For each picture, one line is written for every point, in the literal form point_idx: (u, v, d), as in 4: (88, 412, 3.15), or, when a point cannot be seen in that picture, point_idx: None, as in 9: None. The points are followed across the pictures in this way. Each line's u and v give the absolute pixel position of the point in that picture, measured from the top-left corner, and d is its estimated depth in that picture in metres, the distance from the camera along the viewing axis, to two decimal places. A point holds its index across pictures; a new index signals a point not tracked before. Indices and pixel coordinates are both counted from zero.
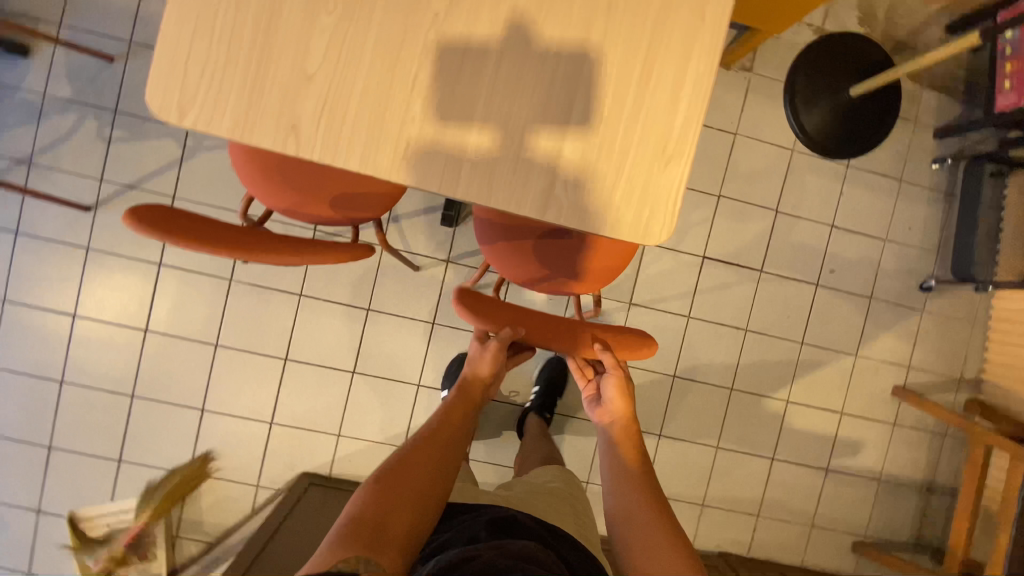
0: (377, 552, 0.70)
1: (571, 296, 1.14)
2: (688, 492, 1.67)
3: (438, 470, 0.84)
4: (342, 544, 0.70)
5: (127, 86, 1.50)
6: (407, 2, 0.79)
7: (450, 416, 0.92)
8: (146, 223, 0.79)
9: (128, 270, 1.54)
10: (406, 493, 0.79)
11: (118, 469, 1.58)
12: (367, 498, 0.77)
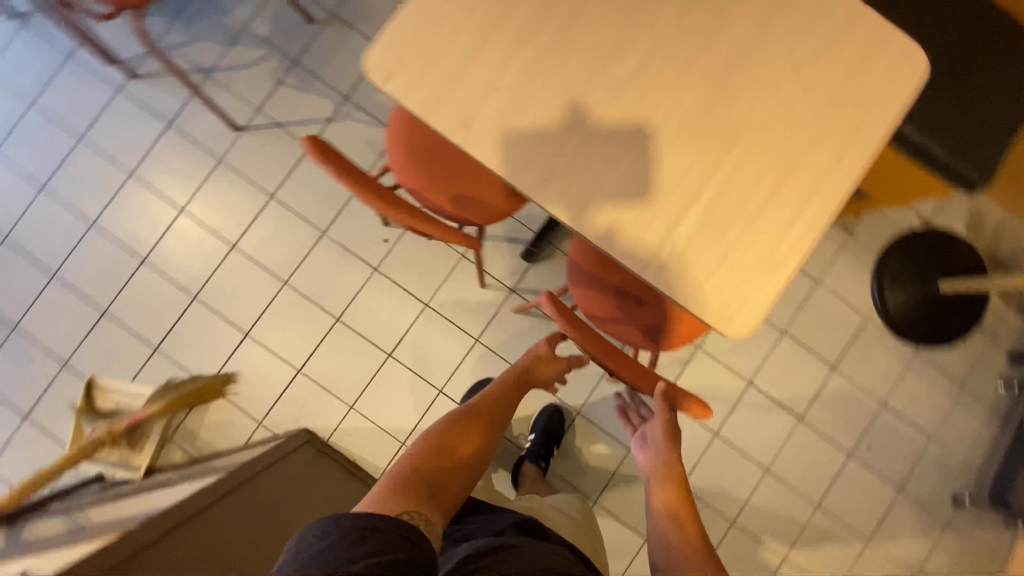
0: (434, 513, 0.77)
1: (635, 346, 1.16)
2: None
3: (486, 442, 0.93)
4: (402, 490, 0.78)
5: (313, 45, 1.72)
6: (598, 60, 0.90)
7: (494, 399, 1.01)
8: (315, 147, 0.93)
9: (244, 190, 1.69)
10: (456, 461, 0.87)
11: (150, 356, 1.66)
12: (422, 456, 0.85)
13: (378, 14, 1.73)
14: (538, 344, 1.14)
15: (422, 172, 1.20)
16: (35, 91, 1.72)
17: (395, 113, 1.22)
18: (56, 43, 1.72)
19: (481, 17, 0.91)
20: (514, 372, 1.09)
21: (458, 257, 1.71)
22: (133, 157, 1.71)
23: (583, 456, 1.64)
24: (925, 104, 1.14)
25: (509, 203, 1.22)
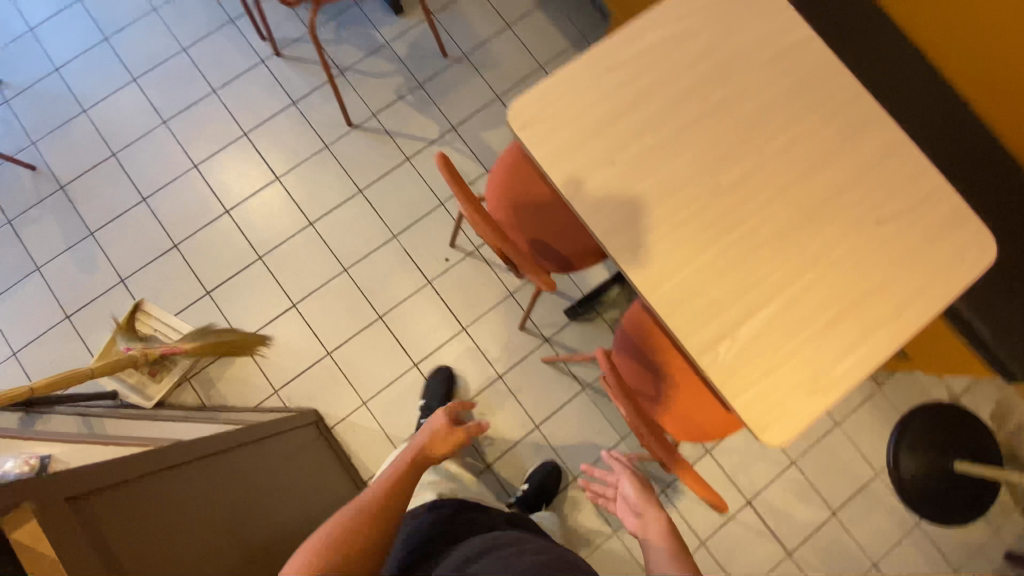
0: None
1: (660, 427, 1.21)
2: None
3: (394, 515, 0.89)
4: None
5: (440, 76, 1.90)
6: (709, 162, 1.00)
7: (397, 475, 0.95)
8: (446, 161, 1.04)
9: (337, 179, 1.83)
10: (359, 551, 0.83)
11: (199, 297, 1.74)
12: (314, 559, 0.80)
13: (504, 66, 1.92)
14: (436, 419, 1.05)
15: (514, 204, 1.30)
16: (189, 41, 1.88)
17: (512, 146, 1.35)
18: (223, 8, 1.89)
19: (620, 98, 1.02)
20: (408, 456, 0.98)
21: (506, 294, 1.79)
22: (251, 121, 1.83)
23: (568, 521, 1.64)
24: (984, 289, 1.22)
25: (581, 260, 1.29)
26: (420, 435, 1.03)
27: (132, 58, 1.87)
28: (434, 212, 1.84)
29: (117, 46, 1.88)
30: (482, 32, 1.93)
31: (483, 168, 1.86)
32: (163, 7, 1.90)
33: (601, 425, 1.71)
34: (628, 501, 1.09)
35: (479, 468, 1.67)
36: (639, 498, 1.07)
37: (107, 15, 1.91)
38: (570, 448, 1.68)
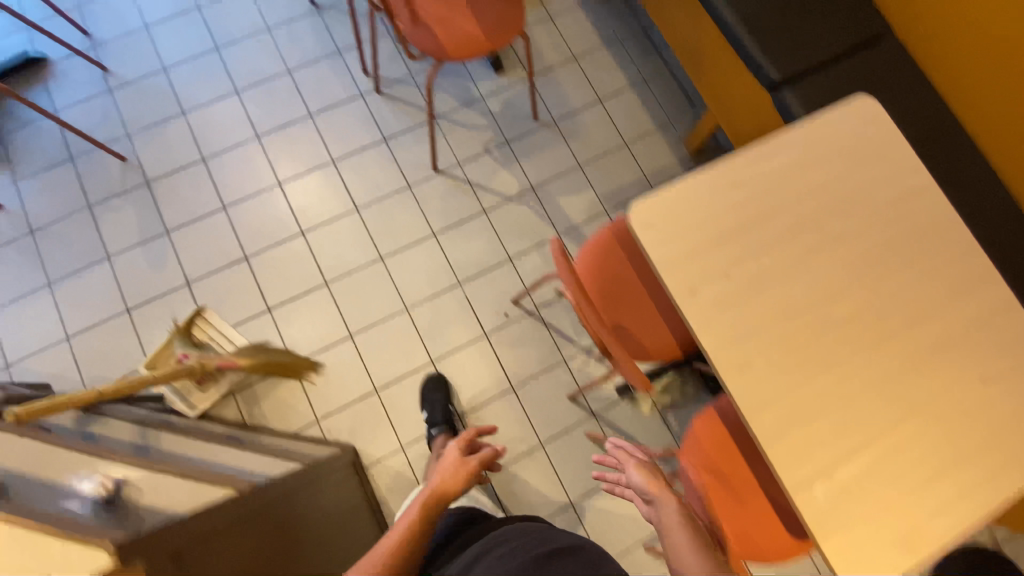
0: None
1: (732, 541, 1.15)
2: None
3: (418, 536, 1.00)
4: None
5: (528, 137, 1.95)
6: (823, 294, 1.01)
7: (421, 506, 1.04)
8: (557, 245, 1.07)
9: (414, 219, 1.86)
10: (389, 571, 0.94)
11: (259, 312, 1.75)
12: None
13: (590, 137, 1.97)
14: (449, 453, 1.16)
15: (608, 272, 1.31)
16: (295, 64, 1.93)
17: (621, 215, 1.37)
18: (334, 39, 1.96)
19: (743, 216, 1.03)
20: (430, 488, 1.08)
21: (560, 360, 1.79)
22: (341, 149, 1.89)
23: None
24: None
25: (659, 351, 1.28)
26: (437, 474, 1.12)
27: (238, 71, 1.91)
28: (501, 266, 1.85)
29: (225, 56, 1.93)
30: (574, 102, 1.99)
31: (556, 231, 1.88)
32: (276, 27, 1.96)
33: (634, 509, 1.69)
34: (636, 487, 1.12)
35: None
36: (647, 483, 1.11)
37: (220, 23, 1.96)
38: (601, 531, 1.65)
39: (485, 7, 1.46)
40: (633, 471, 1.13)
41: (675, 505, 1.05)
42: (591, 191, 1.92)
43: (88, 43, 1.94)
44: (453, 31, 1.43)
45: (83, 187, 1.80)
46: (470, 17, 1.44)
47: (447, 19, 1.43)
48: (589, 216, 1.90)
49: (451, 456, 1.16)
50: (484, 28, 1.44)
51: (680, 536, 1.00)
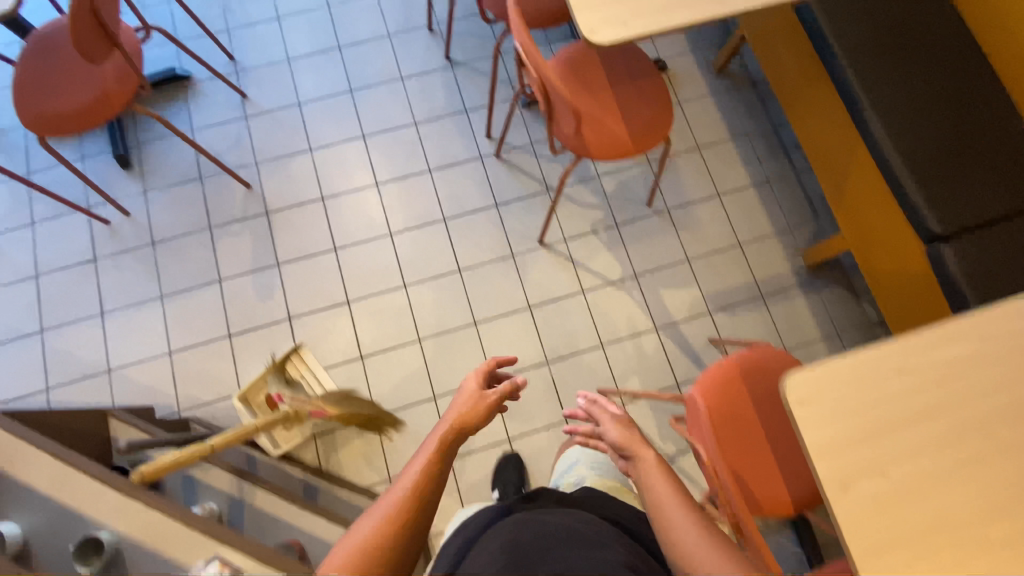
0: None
1: None
2: None
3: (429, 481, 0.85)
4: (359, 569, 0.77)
5: (639, 223, 1.91)
6: (990, 513, 0.92)
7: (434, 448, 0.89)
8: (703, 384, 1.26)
9: (513, 289, 1.85)
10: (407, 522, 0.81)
11: (352, 359, 1.77)
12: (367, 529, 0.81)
13: (704, 232, 1.90)
14: (467, 385, 1.02)
15: (726, 402, 1.25)
16: (422, 118, 1.98)
17: (766, 344, 1.32)
18: (463, 99, 2.00)
19: (905, 408, 0.96)
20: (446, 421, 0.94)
21: None
22: (453, 209, 1.92)
23: None
24: None
25: (767, 504, 1.21)
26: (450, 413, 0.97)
27: (368, 117, 1.97)
28: (592, 352, 1.80)
29: (358, 100, 1.98)
30: (691, 193, 1.94)
31: (654, 325, 1.82)
32: (409, 79, 2.01)
33: None
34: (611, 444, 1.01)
35: None
36: (621, 438, 0.99)
37: (357, 68, 2.02)
38: None
39: (639, 109, 1.45)
40: (608, 425, 1.03)
41: (655, 461, 0.94)
42: (696, 288, 1.85)
43: (231, 68, 2.01)
44: (608, 135, 1.42)
45: (207, 208, 1.87)
46: (624, 120, 1.44)
47: (600, 120, 1.43)
48: (691, 315, 1.83)
49: (468, 398, 0.99)
50: (637, 132, 1.43)
51: (659, 491, 0.90)
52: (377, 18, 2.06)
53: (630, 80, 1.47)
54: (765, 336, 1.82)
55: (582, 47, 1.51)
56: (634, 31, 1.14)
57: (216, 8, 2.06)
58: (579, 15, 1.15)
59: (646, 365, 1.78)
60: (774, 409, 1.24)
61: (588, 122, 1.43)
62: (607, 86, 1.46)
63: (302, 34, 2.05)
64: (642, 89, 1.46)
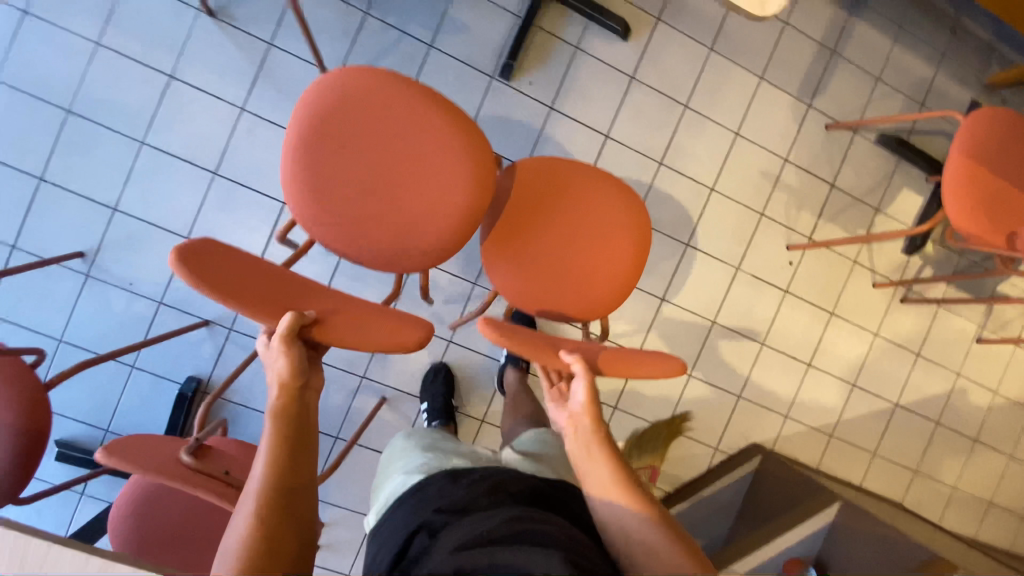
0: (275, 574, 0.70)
1: None
2: (1014, 498, 2.06)
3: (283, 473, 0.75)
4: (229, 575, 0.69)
5: (701, 85, 1.68)
6: None
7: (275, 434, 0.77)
8: (976, 113, 1.36)
9: (663, 243, 1.71)
10: (270, 517, 0.72)
11: (613, 414, 1.74)
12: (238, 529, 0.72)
13: (751, 41, 1.71)
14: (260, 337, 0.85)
15: (966, 177, 1.33)
16: None
17: (970, 118, 1.35)
18: None
19: None
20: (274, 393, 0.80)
21: (851, 263, 1.84)
22: None
23: (963, 405, 1.98)
24: None
25: (994, 235, 1.34)
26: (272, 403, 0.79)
27: None
28: (760, 226, 1.76)
29: None
30: (715, 13, 1.67)
31: (783, 158, 1.76)
32: None
33: (968, 327, 1.94)
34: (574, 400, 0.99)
35: (892, 409, 1.92)
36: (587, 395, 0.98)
37: None
38: (945, 353, 1.93)
39: (614, 215, 1.19)
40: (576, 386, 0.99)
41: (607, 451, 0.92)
42: (786, 96, 1.75)
43: (223, 329, 1.52)
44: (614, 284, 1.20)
45: (374, 448, 1.61)
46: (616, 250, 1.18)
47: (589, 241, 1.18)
48: (799, 121, 1.76)
49: (274, 356, 0.81)
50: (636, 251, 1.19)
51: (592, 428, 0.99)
52: (279, 135, 1.50)
53: (574, 199, 1.18)
54: (860, 82, 1.80)
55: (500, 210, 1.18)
56: None
57: (117, 296, 1.46)
58: None
59: (800, 193, 1.78)
60: (999, 155, 1.33)
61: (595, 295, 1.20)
62: (567, 230, 1.18)
63: (234, 225, 1.50)
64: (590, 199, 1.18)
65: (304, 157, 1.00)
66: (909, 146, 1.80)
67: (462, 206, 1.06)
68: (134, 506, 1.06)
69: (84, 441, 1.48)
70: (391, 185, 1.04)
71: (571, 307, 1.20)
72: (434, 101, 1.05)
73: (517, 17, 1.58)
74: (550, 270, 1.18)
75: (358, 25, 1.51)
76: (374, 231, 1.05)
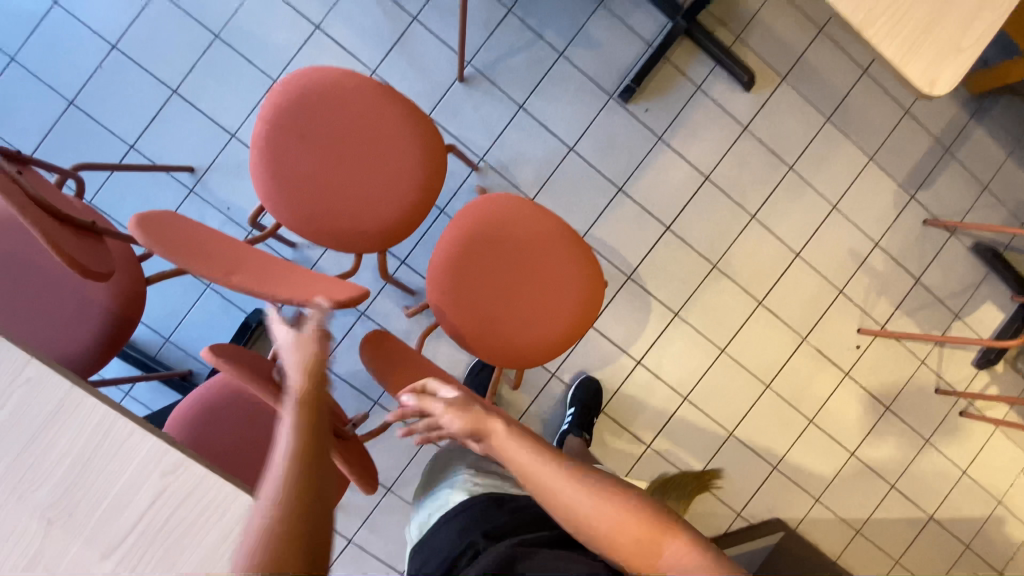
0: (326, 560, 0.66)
1: None
2: None
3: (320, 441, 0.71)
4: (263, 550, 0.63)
5: (810, 151, 1.69)
6: None
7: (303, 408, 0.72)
8: None
9: (736, 295, 1.70)
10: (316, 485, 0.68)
11: (644, 452, 1.72)
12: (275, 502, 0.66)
13: (870, 120, 1.71)
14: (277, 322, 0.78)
15: None
16: (534, 188, 1.62)
17: None
18: (557, 136, 1.61)
19: None
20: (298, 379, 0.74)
21: (918, 362, 1.80)
22: (632, 261, 1.66)
23: (1001, 537, 1.89)
24: None
25: None
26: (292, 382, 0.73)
27: None
28: (836, 302, 1.74)
29: None
30: (840, 86, 1.68)
31: (874, 242, 1.74)
32: (490, 151, 1.60)
33: (1018, 457, 1.87)
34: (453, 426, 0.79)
35: (926, 520, 1.85)
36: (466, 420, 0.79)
37: None
38: (992, 478, 1.86)
39: (558, 250, 1.20)
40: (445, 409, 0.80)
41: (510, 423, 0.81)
42: (891, 182, 1.74)
43: None
44: (549, 320, 1.20)
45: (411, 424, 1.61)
46: (559, 300, 1.20)
47: (528, 274, 1.20)
48: (898, 209, 1.75)
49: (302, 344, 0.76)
50: (585, 302, 1.21)
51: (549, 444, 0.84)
52: None
53: (532, 236, 1.20)
54: (967, 186, 1.78)
55: (456, 228, 1.20)
56: (971, 47, 0.89)
57: (212, 217, 1.51)
58: (906, 67, 0.88)
59: (883, 280, 1.76)
60: None
61: (514, 330, 1.20)
62: (514, 257, 1.20)
63: None
64: (538, 233, 1.20)
65: (262, 134, 1.04)
66: (1003, 260, 1.77)
67: (410, 202, 1.09)
68: (201, 403, 1.09)
69: (144, 344, 1.52)
70: (341, 174, 1.06)
71: (503, 332, 1.20)
72: (390, 97, 1.08)
73: (649, 45, 1.61)
74: (491, 291, 1.19)
75: (498, 20, 1.57)
76: (331, 207, 1.07)
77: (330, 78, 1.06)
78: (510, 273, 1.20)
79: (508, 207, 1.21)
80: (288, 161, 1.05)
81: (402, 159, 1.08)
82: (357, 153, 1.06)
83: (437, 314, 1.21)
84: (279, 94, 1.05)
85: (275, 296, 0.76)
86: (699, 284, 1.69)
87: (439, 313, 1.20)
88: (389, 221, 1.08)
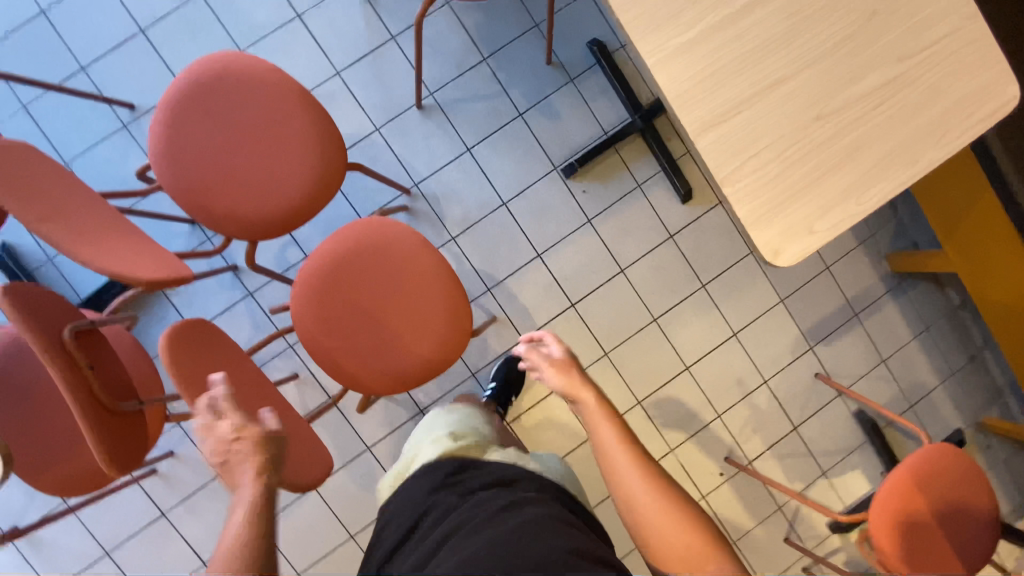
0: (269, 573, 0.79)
1: None
2: None
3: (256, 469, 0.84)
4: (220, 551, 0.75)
5: (726, 276, 1.74)
6: None
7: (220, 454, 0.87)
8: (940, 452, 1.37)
9: (619, 389, 1.72)
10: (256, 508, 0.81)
11: None
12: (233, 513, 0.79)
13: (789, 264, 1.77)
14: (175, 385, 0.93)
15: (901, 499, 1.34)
16: (457, 228, 1.65)
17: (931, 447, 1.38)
18: (495, 187, 1.65)
19: None
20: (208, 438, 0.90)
21: (776, 506, 1.82)
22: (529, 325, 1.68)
23: None
24: None
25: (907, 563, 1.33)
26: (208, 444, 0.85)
27: None
28: (711, 424, 1.77)
29: None
30: None
31: (763, 378, 1.78)
32: (427, 180, 1.64)
33: None
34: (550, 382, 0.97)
35: None
36: (566, 384, 0.96)
37: (358, 186, 1.62)
38: None
39: (430, 288, 1.21)
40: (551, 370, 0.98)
41: (597, 405, 0.94)
42: (794, 327, 1.79)
43: (201, 235, 1.51)
44: (401, 353, 1.19)
45: None
46: (417, 338, 1.20)
47: (395, 302, 1.20)
48: (794, 355, 1.79)
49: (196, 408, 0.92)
50: (442, 346, 1.21)
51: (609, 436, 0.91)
52: (355, 110, 1.59)
53: (410, 267, 1.20)
54: (865, 353, 1.83)
55: (340, 241, 1.21)
56: (824, 231, 0.91)
57: (135, 156, 1.52)
58: (754, 232, 0.90)
59: (762, 418, 1.79)
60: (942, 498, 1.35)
61: (359, 350, 1.19)
62: (386, 282, 1.20)
63: None
64: (416, 265, 1.21)
65: (167, 101, 1.07)
66: (879, 434, 1.80)
67: (291, 206, 1.10)
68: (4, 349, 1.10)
69: (25, 256, 1.50)
70: (232, 157, 1.08)
71: (353, 351, 1.19)
72: (303, 104, 1.11)
73: (604, 131, 1.67)
74: (353, 309, 1.20)
75: (472, 64, 1.63)
76: (211, 187, 1.08)
77: (250, 70, 1.09)
78: (376, 297, 1.20)
79: (396, 233, 1.22)
80: (183, 133, 1.07)
81: (296, 164, 1.10)
82: (253, 145, 1.09)
83: (297, 317, 1.21)
84: (196, 70, 1.08)
85: (77, 256, 0.77)
86: (587, 367, 1.70)
87: (298, 317, 1.20)
88: (264, 217, 1.10)
